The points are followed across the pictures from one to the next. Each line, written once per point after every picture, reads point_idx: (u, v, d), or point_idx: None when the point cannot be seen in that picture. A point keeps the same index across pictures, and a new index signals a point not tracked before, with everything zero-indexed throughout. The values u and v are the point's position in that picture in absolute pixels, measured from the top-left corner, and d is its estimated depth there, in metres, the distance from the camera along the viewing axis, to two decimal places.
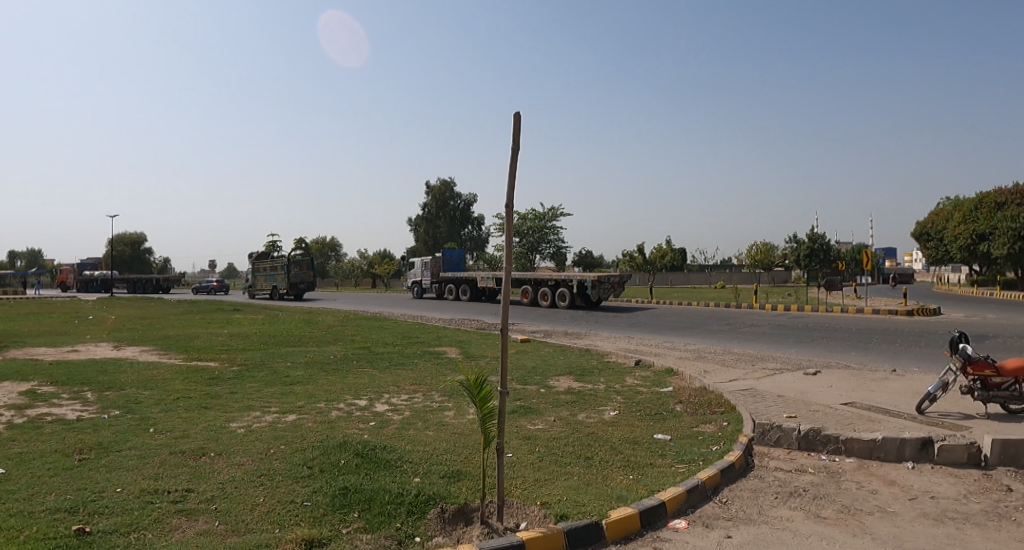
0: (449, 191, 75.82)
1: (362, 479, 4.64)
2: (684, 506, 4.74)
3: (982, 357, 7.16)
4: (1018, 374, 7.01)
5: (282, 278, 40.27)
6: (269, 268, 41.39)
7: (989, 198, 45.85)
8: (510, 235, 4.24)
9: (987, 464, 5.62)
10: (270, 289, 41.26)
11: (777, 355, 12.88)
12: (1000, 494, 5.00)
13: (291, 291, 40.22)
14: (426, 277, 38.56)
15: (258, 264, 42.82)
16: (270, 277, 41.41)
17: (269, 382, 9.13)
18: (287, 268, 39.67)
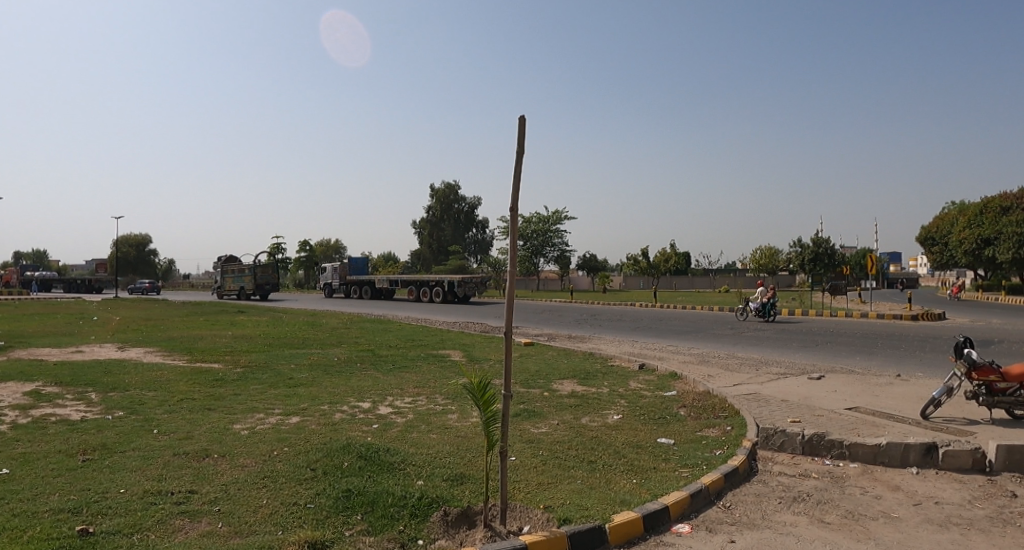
0: (453, 193, 75.90)
1: (365, 482, 4.63)
2: (688, 511, 4.73)
3: (987, 363, 7.12)
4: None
5: (249, 278, 41.24)
6: (237, 270, 41.84)
7: (994, 202, 45.64)
8: (515, 238, 4.19)
9: (991, 470, 5.59)
10: (238, 289, 41.72)
11: (781, 359, 12.83)
12: (1005, 500, 4.96)
13: (256, 291, 41.43)
14: (335, 278, 42.79)
15: (227, 266, 42.92)
16: (238, 278, 41.92)
17: (273, 385, 9.11)
18: (252, 269, 40.68)
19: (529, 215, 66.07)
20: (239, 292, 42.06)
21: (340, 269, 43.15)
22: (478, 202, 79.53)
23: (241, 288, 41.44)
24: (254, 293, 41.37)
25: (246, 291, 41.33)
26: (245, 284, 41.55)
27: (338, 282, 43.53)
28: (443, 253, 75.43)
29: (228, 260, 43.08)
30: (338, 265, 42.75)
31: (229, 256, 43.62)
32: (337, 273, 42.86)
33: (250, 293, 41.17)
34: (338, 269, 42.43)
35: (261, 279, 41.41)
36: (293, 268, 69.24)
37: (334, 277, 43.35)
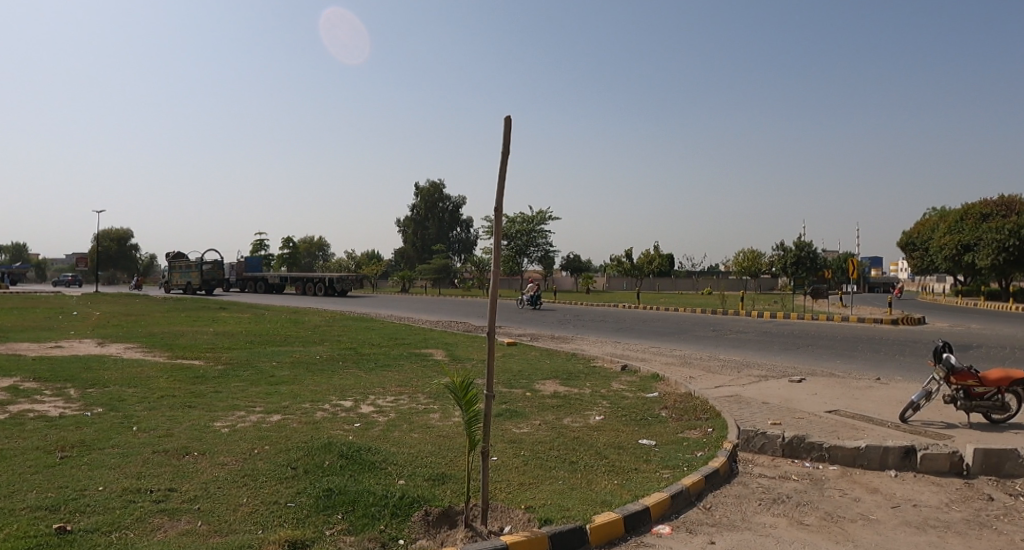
0: (438, 192, 75.81)
1: (346, 481, 4.63)
2: (668, 512, 4.78)
3: (965, 368, 7.26)
4: (1000, 384, 7.12)
5: (195, 274, 42.06)
6: (184, 265, 42.44)
7: (974, 210, 46.84)
8: (499, 238, 4.19)
9: (969, 473, 5.70)
10: (186, 284, 42.51)
11: (763, 362, 12.94)
12: (981, 503, 5.07)
13: (201, 286, 42.17)
14: (233, 274, 46.70)
15: (175, 262, 43.38)
16: (185, 273, 42.65)
17: (255, 382, 9.04)
18: (199, 266, 41.42)
19: (515, 215, 66.16)
20: (186, 286, 42.74)
21: (235, 266, 46.96)
22: (463, 201, 79.66)
23: (188, 282, 42.12)
24: (201, 288, 42.37)
25: (193, 287, 42.31)
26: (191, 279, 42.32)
27: (235, 278, 47.32)
28: (426, 253, 75.27)
29: (176, 257, 43.74)
30: (235, 262, 46.55)
31: (177, 253, 44.29)
32: (234, 270, 46.78)
33: (196, 288, 42.24)
34: (235, 268, 46.42)
35: (208, 275, 42.40)
36: (278, 264, 68.63)
37: (232, 272, 47.04)
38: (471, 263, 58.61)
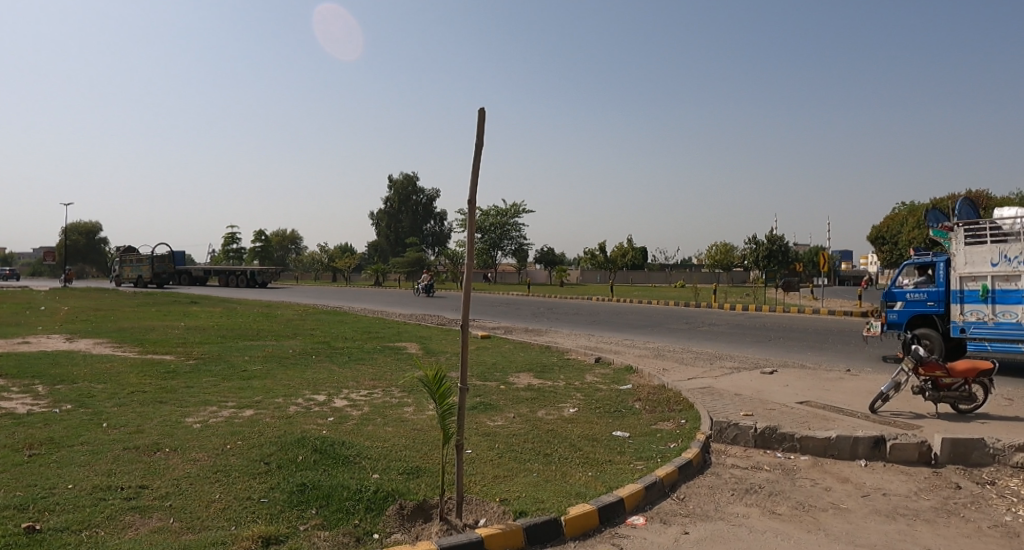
0: (411, 185, 75.32)
1: (320, 476, 4.63)
2: (642, 503, 4.87)
3: (934, 359, 7.48)
4: (967, 375, 7.35)
5: (146, 267, 41.92)
6: (135, 259, 42.42)
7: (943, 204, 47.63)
8: (472, 232, 4.21)
9: (937, 462, 5.89)
10: (138, 278, 42.39)
11: (736, 354, 13.14)
12: (950, 491, 5.25)
13: (152, 280, 42.08)
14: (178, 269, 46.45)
15: (128, 256, 43.26)
16: (137, 267, 42.51)
17: (226, 377, 8.95)
18: (150, 261, 41.45)
19: (487, 207, 66.08)
20: (138, 279, 42.50)
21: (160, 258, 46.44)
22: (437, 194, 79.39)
23: (139, 275, 41.99)
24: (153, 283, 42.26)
25: (144, 281, 42.07)
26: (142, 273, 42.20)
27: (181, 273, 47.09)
28: (399, 245, 75.12)
29: (128, 250, 43.64)
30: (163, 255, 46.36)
31: (129, 246, 44.11)
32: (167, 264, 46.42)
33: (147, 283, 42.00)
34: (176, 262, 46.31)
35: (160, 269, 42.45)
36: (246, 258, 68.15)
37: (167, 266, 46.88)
38: (445, 257, 58.18)
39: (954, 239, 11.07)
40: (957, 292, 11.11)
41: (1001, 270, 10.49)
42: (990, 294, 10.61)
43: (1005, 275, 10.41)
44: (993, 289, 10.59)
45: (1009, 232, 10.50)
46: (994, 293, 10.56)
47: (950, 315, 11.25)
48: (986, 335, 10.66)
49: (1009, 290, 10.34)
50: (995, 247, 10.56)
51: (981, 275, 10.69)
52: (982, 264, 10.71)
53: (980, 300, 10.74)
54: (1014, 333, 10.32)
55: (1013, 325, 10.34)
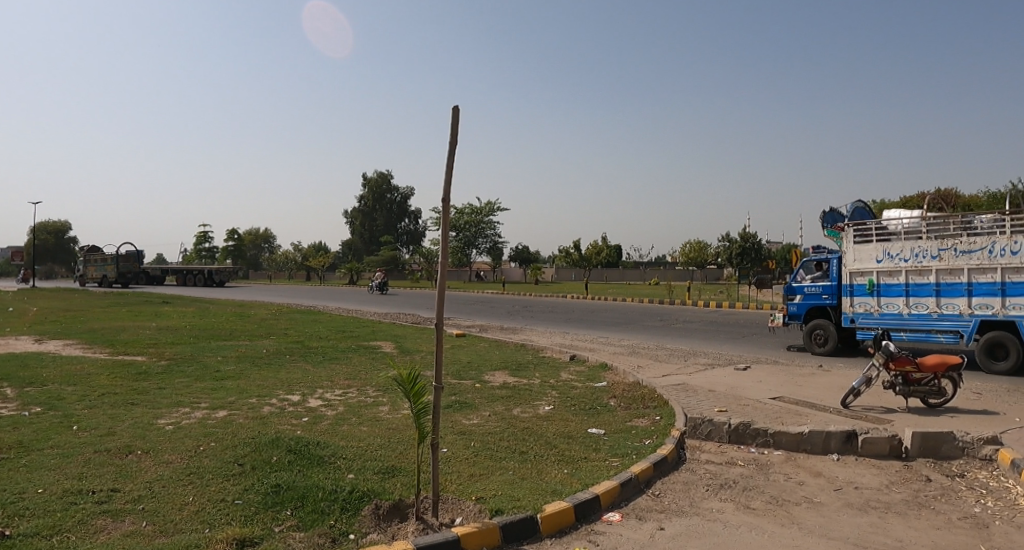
0: (386, 183, 74.74)
1: (294, 476, 4.59)
2: (618, 499, 4.93)
3: (904, 354, 7.69)
4: (936, 369, 7.56)
5: (111, 267, 41.02)
6: (99, 259, 41.49)
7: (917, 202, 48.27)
8: (446, 230, 4.22)
9: (907, 455, 6.05)
10: (103, 278, 41.46)
11: (709, 351, 13.33)
12: (920, 484, 5.40)
13: (118, 280, 41.17)
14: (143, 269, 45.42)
15: (92, 255, 42.30)
16: (102, 266, 41.57)
17: (199, 378, 8.80)
18: (116, 261, 40.54)
19: (462, 206, 65.89)
20: (103, 279, 41.61)
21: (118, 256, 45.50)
22: (412, 192, 78.92)
23: (104, 275, 41.06)
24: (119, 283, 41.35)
25: (110, 280, 41.18)
26: (108, 273, 41.26)
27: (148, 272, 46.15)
28: (374, 244, 74.62)
29: (92, 250, 42.65)
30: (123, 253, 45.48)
31: (92, 246, 43.11)
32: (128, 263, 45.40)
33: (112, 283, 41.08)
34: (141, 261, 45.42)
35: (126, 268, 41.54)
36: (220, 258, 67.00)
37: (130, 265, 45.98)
38: (419, 255, 57.80)
39: (846, 239, 12.55)
40: (849, 286, 12.52)
41: (885, 266, 11.98)
42: (876, 288, 12.05)
43: (888, 269, 11.90)
44: (878, 282, 12.06)
45: (892, 232, 12.03)
46: (878, 286, 12.04)
47: (842, 307, 12.64)
48: (872, 324, 12.12)
49: (892, 283, 11.81)
50: (880, 245, 12.06)
51: (868, 269, 12.16)
52: (869, 261, 12.19)
53: (866, 293, 12.18)
54: (895, 322, 11.80)
55: (895, 315, 11.82)
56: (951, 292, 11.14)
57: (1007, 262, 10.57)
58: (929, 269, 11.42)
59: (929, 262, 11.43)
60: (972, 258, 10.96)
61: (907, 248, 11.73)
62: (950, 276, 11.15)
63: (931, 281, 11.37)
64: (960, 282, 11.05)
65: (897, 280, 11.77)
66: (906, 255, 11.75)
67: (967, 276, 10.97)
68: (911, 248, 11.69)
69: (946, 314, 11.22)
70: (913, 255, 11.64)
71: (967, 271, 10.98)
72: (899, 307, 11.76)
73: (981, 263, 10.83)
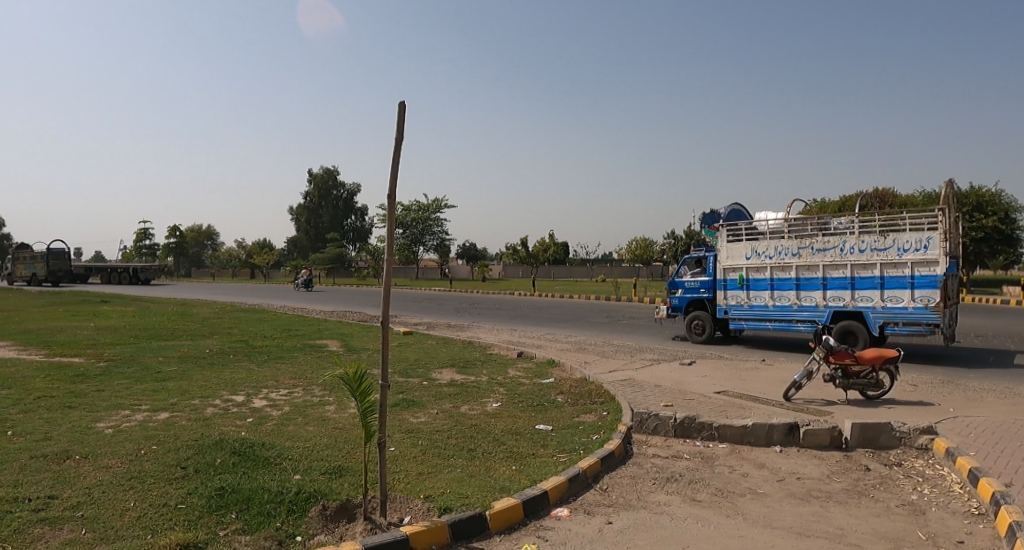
0: (332, 179, 73.27)
1: (240, 479, 4.49)
2: (566, 495, 5.02)
3: (843, 348, 8.08)
4: (874, 363, 7.99)
5: (40, 265, 39.00)
6: (26, 257, 39.36)
7: (852, 201, 50.31)
8: (393, 227, 4.18)
9: (847, 446, 6.36)
10: (31, 275, 39.36)
11: (654, 346, 13.67)
12: (859, 474, 5.70)
13: (47, 278, 39.12)
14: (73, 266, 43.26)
15: (18, 252, 40.07)
16: (29, 264, 39.47)
17: (139, 379, 8.47)
18: (46, 259, 38.54)
19: (409, 203, 65.24)
20: (31, 278, 39.54)
21: None
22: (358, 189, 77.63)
23: (31, 273, 38.98)
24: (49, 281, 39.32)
25: (38, 279, 39.12)
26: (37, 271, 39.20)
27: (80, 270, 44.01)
28: (319, 241, 73.13)
29: (18, 246, 40.42)
30: None
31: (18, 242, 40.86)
32: None
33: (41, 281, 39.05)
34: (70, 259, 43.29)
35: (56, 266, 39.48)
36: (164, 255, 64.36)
37: None
38: (365, 252, 56.80)
39: (720, 239, 13.96)
40: (723, 281, 14.05)
41: (753, 262, 13.51)
42: (746, 283, 13.58)
43: (755, 265, 13.42)
44: (747, 277, 13.59)
45: (760, 232, 13.50)
46: (747, 281, 13.58)
47: (718, 300, 14.17)
48: (742, 315, 13.70)
49: (760, 279, 13.35)
50: (749, 244, 13.56)
51: (740, 266, 13.66)
52: (739, 258, 13.69)
53: (737, 287, 13.70)
54: (762, 312, 13.37)
55: (761, 306, 13.36)
56: (808, 286, 12.70)
57: (855, 259, 12.11)
58: (790, 266, 12.95)
59: (790, 259, 12.93)
60: (826, 256, 12.51)
61: (772, 247, 13.22)
62: (808, 272, 12.69)
63: (792, 276, 12.90)
64: (816, 277, 12.59)
65: (764, 275, 13.32)
66: (771, 253, 13.25)
67: (823, 272, 12.52)
68: (775, 247, 13.18)
69: (804, 305, 12.77)
70: (776, 253, 13.14)
71: (823, 267, 12.52)
72: (764, 299, 13.30)
73: (834, 260, 12.37)
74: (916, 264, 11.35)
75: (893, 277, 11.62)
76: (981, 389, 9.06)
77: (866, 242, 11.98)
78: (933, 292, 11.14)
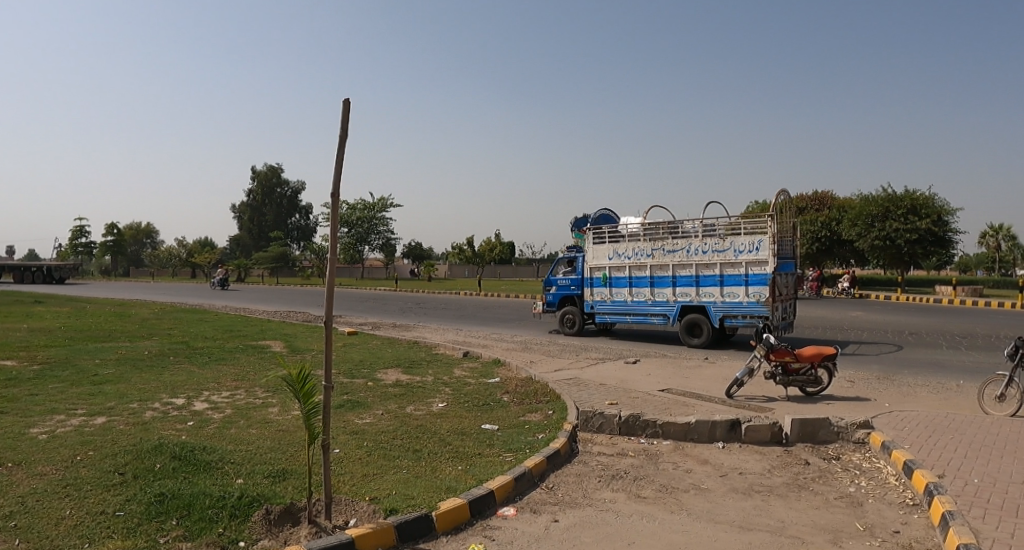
0: (277, 177, 71.39)
1: (180, 484, 4.37)
2: (513, 494, 5.08)
3: (783, 346, 8.43)
4: (812, 360, 8.37)
5: None
6: None
7: (792, 203, 52.10)
8: (336, 226, 4.14)
9: (788, 441, 6.68)
10: None
11: (598, 345, 13.93)
12: (799, 468, 5.98)
13: None
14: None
15: None
16: None
17: (75, 382, 8.09)
18: None
19: (354, 201, 64.17)
20: None
21: None
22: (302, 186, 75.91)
23: None
24: None
25: None
26: None
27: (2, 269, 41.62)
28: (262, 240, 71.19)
29: None
30: None
31: None
32: None
33: None
34: None
35: None
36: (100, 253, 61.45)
37: None
38: (309, 251, 55.46)
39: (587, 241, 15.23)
40: (589, 278, 15.38)
41: (614, 262, 14.85)
42: (608, 280, 14.93)
43: (617, 265, 14.76)
44: (610, 275, 14.93)
45: (620, 235, 14.80)
46: (610, 279, 14.91)
47: (585, 296, 15.51)
48: (606, 310, 15.03)
49: (734, 274, 13.08)
50: (611, 246, 14.86)
51: (602, 265, 15.00)
52: (603, 258, 15.00)
53: (601, 285, 15.05)
54: (622, 307, 14.78)
55: (622, 302, 14.76)
56: (661, 283, 14.13)
57: (699, 259, 13.58)
58: (645, 265, 14.34)
59: (645, 259, 14.30)
60: (675, 256, 13.92)
61: (630, 248, 14.55)
62: (660, 271, 14.12)
63: (646, 275, 14.29)
64: (667, 275, 14.03)
65: (624, 274, 14.67)
66: (629, 253, 14.60)
67: (746, 268, 12.94)
68: (632, 248, 14.52)
69: (657, 300, 14.21)
70: (633, 254, 14.50)
71: (673, 266, 13.95)
72: (624, 295, 14.70)
73: (682, 260, 13.81)
74: (750, 263, 12.88)
75: (731, 275, 13.14)
76: (911, 383, 9.63)
77: (708, 244, 13.43)
78: (763, 289, 12.74)
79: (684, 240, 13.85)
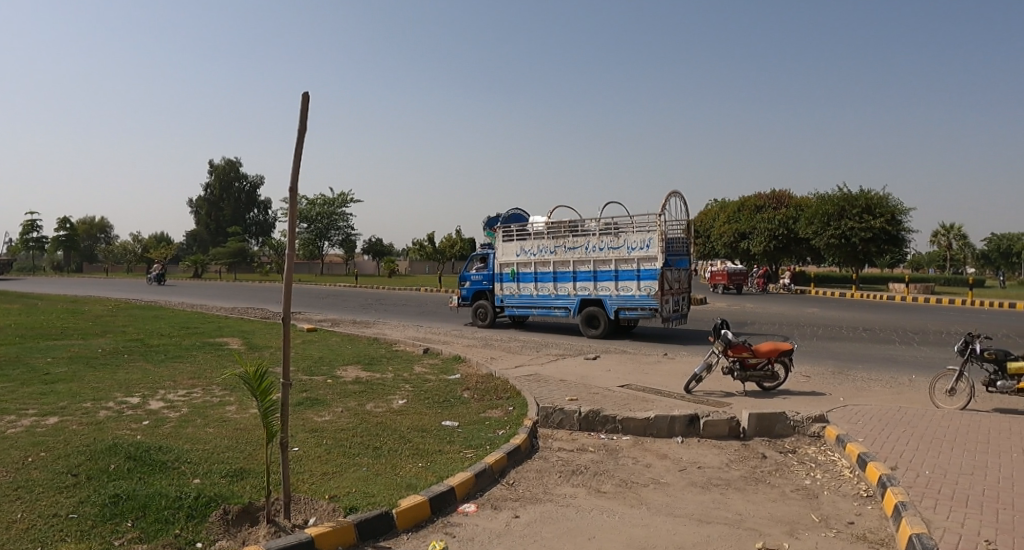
0: (234, 171, 69.61)
1: (136, 485, 4.31)
2: (473, 490, 5.15)
3: (740, 342, 8.68)
4: (768, 355, 8.65)
5: None
6: None
7: (751, 201, 53.15)
8: (293, 221, 4.13)
9: (745, 435, 6.91)
10: None
11: (560, 341, 14.07)
12: (756, 461, 6.20)
13: None
14: None
15: None
16: None
17: (24, 381, 7.82)
18: None
19: (315, 196, 63.07)
20: None
21: None
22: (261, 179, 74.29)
23: None
24: None
25: None
26: None
27: None
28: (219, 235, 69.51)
29: None
30: None
31: None
32: None
33: None
34: None
35: None
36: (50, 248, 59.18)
37: None
38: (269, 247, 54.28)
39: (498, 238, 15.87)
40: (499, 274, 16.01)
41: (521, 259, 15.48)
42: (516, 276, 15.58)
43: (524, 261, 15.41)
44: (518, 272, 15.58)
45: (527, 233, 15.42)
46: (518, 275, 15.58)
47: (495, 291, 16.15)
48: (515, 304, 15.73)
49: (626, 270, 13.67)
50: (518, 243, 15.49)
51: (511, 262, 15.63)
52: (512, 255, 15.65)
53: (509, 280, 15.71)
54: (528, 301, 15.44)
55: (528, 296, 15.40)
56: (563, 278, 14.73)
57: (595, 256, 14.17)
58: (549, 261, 14.95)
59: (547, 256, 14.92)
60: (575, 252, 14.51)
61: (535, 245, 15.19)
62: (562, 267, 14.71)
63: (550, 270, 14.93)
64: (568, 271, 14.62)
65: (530, 270, 15.32)
66: (535, 250, 15.23)
67: (637, 265, 13.53)
68: (537, 245, 15.16)
69: (558, 295, 14.85)
70: (537, 251, 15.14)
71: (572, 262, 14.55)
72: (530, 290, 15.36)
73: (580, 257, 14.39)
74: (642, 259, 13.45)
75: (625, 270, 13.71)
76: (863, 379, 10.00)
77: (604, 242, 14.02)
78: (655, 284, 13.29)
79: (584, 238, 14.42)
